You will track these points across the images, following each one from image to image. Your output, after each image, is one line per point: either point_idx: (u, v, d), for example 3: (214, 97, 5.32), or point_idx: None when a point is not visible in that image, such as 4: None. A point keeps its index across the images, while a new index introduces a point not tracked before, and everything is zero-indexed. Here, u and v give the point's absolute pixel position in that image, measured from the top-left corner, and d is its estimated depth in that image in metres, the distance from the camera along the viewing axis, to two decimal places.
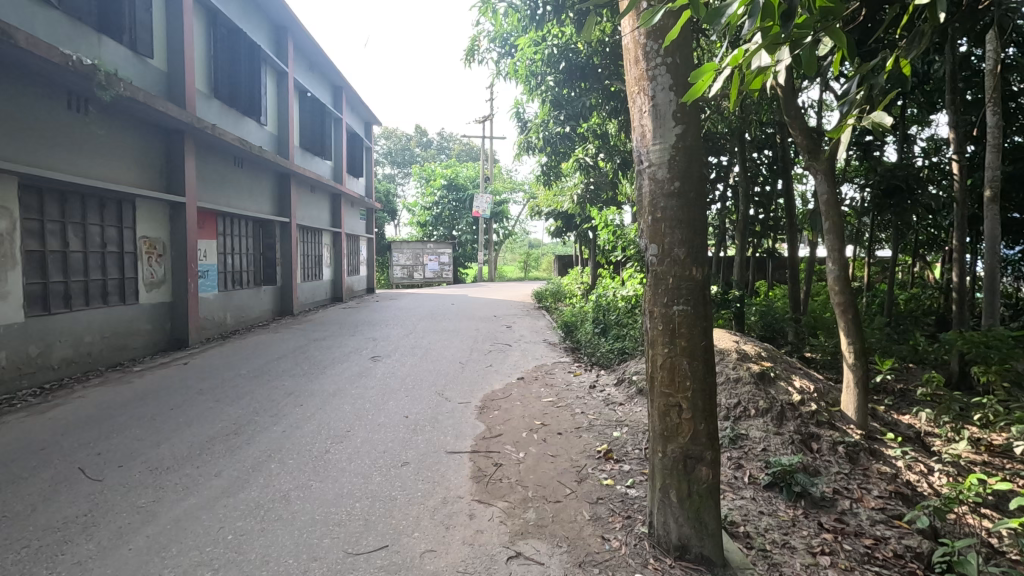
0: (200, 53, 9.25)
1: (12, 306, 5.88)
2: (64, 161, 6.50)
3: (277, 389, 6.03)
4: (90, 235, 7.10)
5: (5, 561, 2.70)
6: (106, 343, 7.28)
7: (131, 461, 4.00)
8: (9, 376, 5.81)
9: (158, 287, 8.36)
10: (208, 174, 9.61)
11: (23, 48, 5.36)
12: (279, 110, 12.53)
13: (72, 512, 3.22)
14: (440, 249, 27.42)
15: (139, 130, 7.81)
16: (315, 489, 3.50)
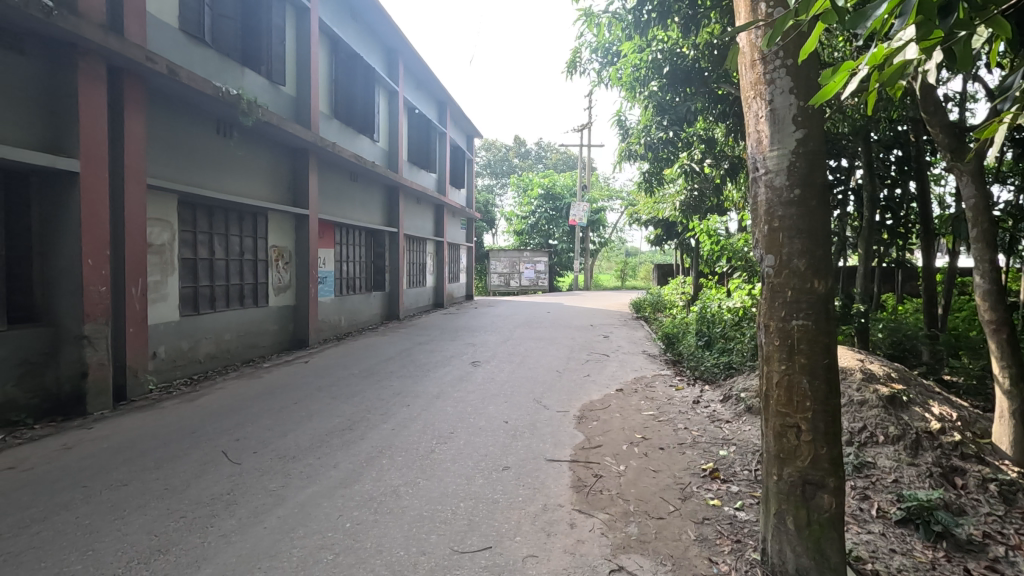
0: (324, 78, 10.16)
1: (170, 306, 6.77)
2: (212, 179, 7.40)
3: (386, 389, 6.43)
4: (231, 245, 8.00)
5: (167, 528, 3.12)
6: (242, 341, 8.17)
7: (264, 448, 4.45)
8: (167, 367, 6.71)
9: (284, 291, 9.24)
10: (328, 189, 10.49)
11: (184, 83, 6.21)
12: (390, 128, 13.40)
13: (216, 490, 3.64)
14: (536, 257, 27.74)
15: (272, 150, 8.72)
16: (422, 487, 3.68)
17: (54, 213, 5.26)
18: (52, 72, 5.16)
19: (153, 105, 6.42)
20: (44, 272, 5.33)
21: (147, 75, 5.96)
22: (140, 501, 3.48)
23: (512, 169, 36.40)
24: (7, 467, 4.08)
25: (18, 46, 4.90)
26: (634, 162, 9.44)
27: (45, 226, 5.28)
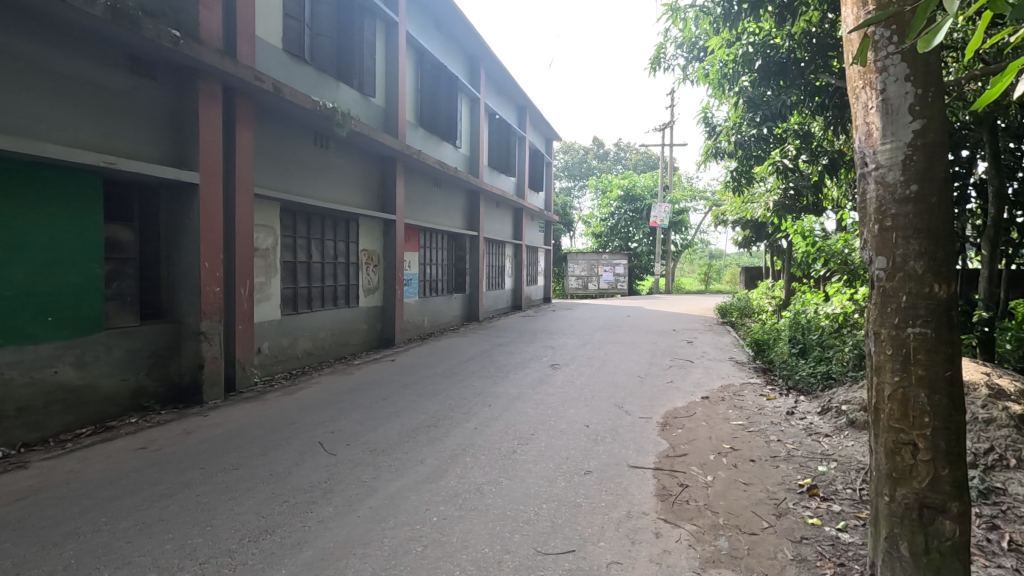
0: (411, 89, 10.60)
1: (273, 306, 7.33)
2: (310, 187, 7.92)
3: (467, 388, 6.59)
4: (326, 248, 8.53)
5: (273, 510, 3.38)
6: (335, 340, 8.68)
7: (356, 441, 4.70)
8: (270, 361, 7.27)
9: (372, 292, 9.71)
10: (413, 195, 10.93)
11: (286, 98, 6.71)
12: (472, 134, 13.73)
13: (314, 478, 3.89)
14: (615, 260, 27.31)
15: (363, 158, 9.21)
16: (505, 486, 3.74)
17: (178, 221, 5.86)
18: (177, 94, 5.75)
19: (261, 120, 6.98)
20: (169, 274, 5.93)
21: (255, 93, 6.49)
22: (249, 484, 3.79)
23: (591, 171, 36.12)
24: (139, 447, 4.60)
25: (151, 73, 5.48)
26: (721, 160, 9.06)
27: (170, 232, 5.88)
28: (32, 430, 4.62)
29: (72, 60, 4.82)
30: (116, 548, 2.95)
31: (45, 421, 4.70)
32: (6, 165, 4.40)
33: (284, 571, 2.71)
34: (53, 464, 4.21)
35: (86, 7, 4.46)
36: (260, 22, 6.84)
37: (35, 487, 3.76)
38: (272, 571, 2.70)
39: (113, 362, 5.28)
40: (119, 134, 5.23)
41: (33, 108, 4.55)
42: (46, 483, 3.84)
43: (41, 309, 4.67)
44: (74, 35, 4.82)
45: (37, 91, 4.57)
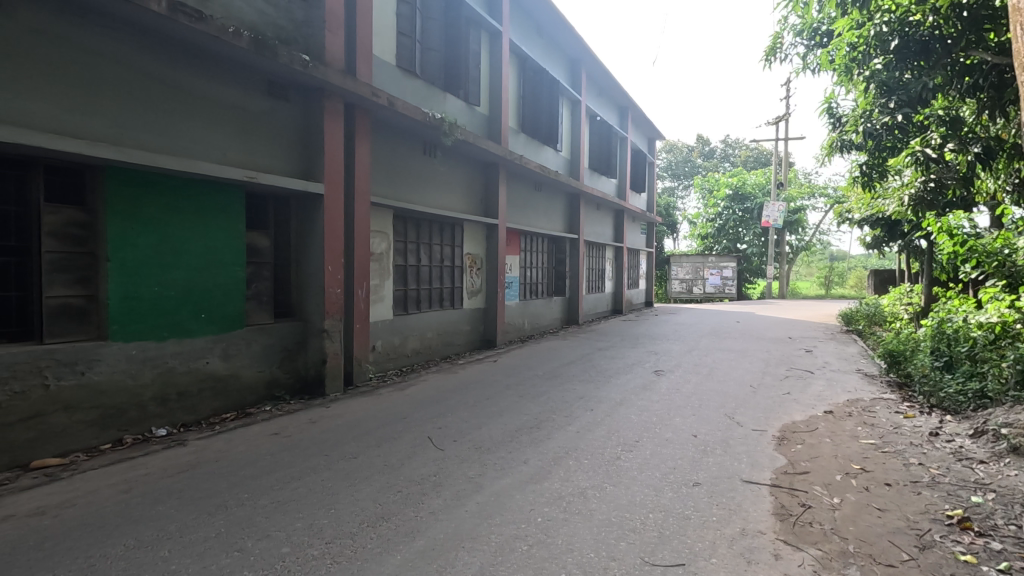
0: (513, 95, 10.82)
1: (386, 307, 7.80)
2: (420, 194, 8.34)
3: (569, 392, 6.59)
4: (434, 252, 8.94)
5: (388, 499, 3.60)
6: (441, 340, 9.06)
7: (462, 438, 4.87)
8: (383, 359, 7.75)
9: (475, 295, 10.02)
10: (515, 199, 11.14)
11: (400, 111, 7.13)
12: (573, 137, 13.73)
13: (425, 471, 4.09)
14: (723, 262, 25.91)
15: (468, 165, 9.55)
16: (610, 492, 3.69)
17: (306, 229, 6.44)
18: (306, 113, 6.33)
19: (377, 133, 7.47)
20: (298, 276, 6.53)
21: (373, 108, 6.98)
22: (366, 472, 4.08)
23: (697, 169, 34.58)
24: (273, 432, 5.10)
25: (284, 95, 6.07)
26: (847, 153, 8.28)
27: (299, 238, 6.48)
28: (189, 413, 5.29)
29: (224, 88, 5.46)
30: (257, 521, 3.30)
31: (198, 405, 5.37)
32: (172, 182, 5.08)
33: (399, 556, 2.88)
34: (205, 443, 4.79)
35: (234, 40, 5.04)
36: (377, 41, 7.33)
37: (192, 463, 4.30)
38: (389, 556, 2.88)
39: (251, 355, 5.90)
40: (259, 151, 5.84)
41: (193, 131, 5.20)
42: (200, 459, 4.38)
43: (196, 308, 5.33)
44: (226, 65, 5.46)
45: (197, 117, 5.21)
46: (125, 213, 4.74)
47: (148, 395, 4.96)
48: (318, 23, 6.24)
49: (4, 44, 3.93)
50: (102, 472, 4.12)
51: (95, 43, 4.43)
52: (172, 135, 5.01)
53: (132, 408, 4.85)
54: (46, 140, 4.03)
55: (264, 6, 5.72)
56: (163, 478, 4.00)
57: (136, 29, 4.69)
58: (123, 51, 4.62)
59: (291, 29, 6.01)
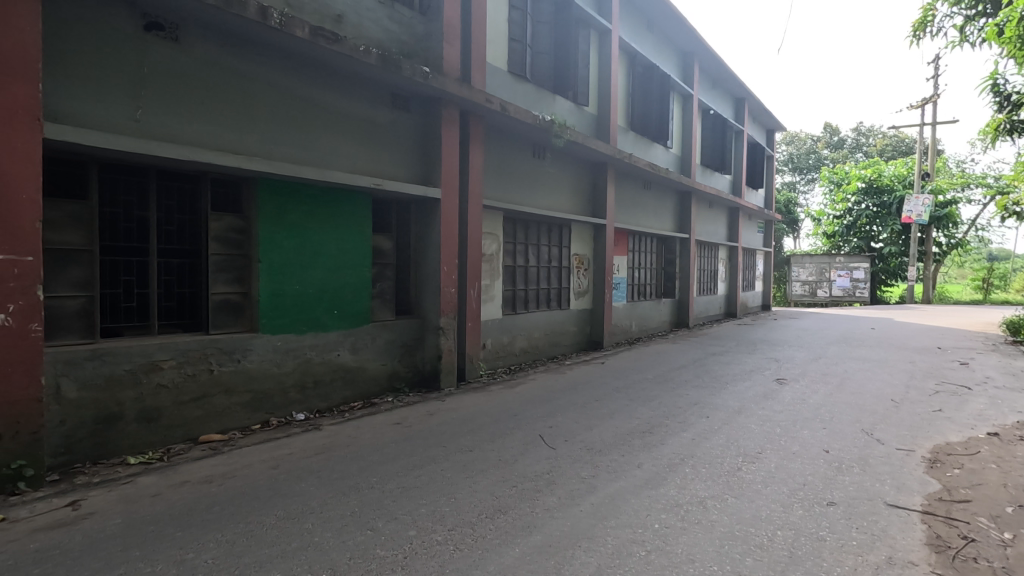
0: (622, 94, 10.64)
1: (496, 306, 8.01)
2: (529, 196, 8.47)
3: (682, 397, 6.35)
4: (542, 253, 9.04)
5: (504, 493, 3.70)
6: (548, 339, 9.14)
7: (573, 438, 4.88)
8: (492, 356, 7.97)
9: (582, 295, 9.99)
10: (624, 199, 10.95)
11: (512, 115, 7.29)
12: (684, 133, 13.22)
13: (538, 468, 4.16)
14: (853, 263, 23.57)
15: (576, 166, 9.55)
16: (731, 504, 3.51)
17: (424, 231, 6.80)
18: (425, 122, 6.69)
19: (490, 137, 7.70)
20: (416, 276, 6.92)
21: (486, 114, 7.20)
22: (482, 465, 4.23)
23: (822, 161, 31.77)
24: (396, 422, 5.46)
25: (407, 106, 6.47)
26: (1016, 137, 7.21)
27: (418, 240, 6.86)
28: (322, 400, 5.81)
29: (355, 102, 5.92)
30: (385, 504, 3.55)
31: (330, 393, 5.89)
32: (311, 191, 5.60)
33: (517, 550, 2.95)
34: (337, 429, 5.24)
35: (365, 58, 5.46)
36: (490, 49, 7.56)
37: (327, 446, 4.73)
38: (507, 548, 2.96)
39: (376, 349, 6.35)
40: (384, 160, 6.26)
41: (329, 143, 5.70)
42: (334, 443, 4.80)
43: (329, 305, 5.84)
44: (357, 82, 5.93)
45: (332, 130, 5.71)
46: (274, 219, 5.32)
47: (290, 382, 5.52)
48: (437, 36, 6.57)
49: (182, 75, 4.56)
50: (254, 449, 4.66)
51: (251, 70, 5.01)
52: (312, 148, 5.53)
53: (277, 393, 5.42)
54: (214, 158, 4.62)
55: (389, 24, 6.13)
56: (304, 458, 4.44)
57: (284, 54, 5.24)
58: (273, 74, 5.17)
59: (412, 44, 6.39)
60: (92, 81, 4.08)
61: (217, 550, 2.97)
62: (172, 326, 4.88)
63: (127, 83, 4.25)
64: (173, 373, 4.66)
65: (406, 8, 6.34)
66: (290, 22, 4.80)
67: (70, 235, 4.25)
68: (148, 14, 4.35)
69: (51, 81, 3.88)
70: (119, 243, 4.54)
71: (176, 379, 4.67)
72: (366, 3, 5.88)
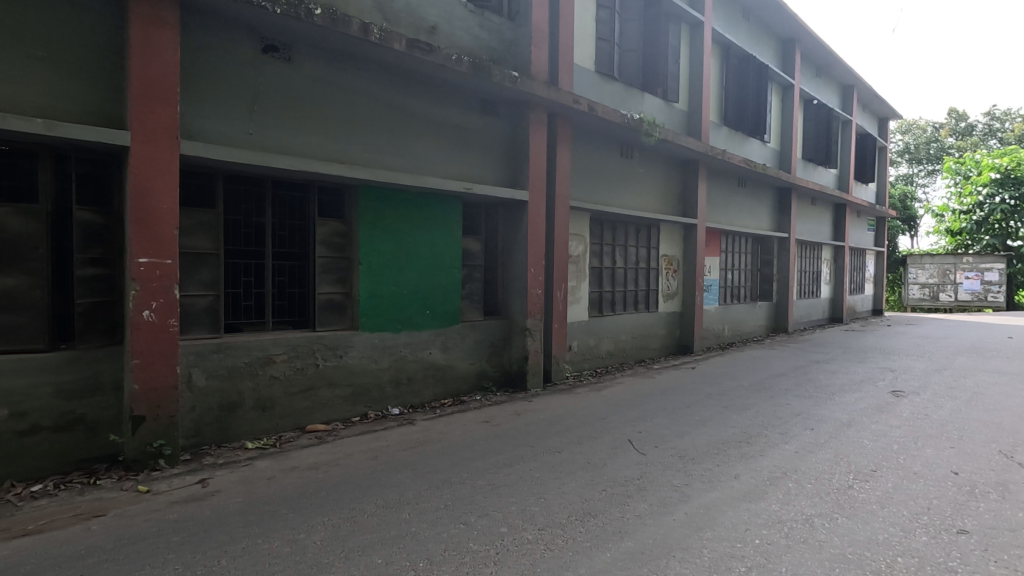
0: (715, 88, 10.18)
1: (582, 308, 7.96)
2: (617, 197, 8.35)
3: (782, 407, 5.96)
4: (629, 254, 8.87)
5: (593, 496, 3.67)
6: (635, 342, 8.95)
7: (664, 444, 4.75)
8: (578, 358, 7.92)
9: (672, 298, 9.69)
10: (716, 197, 10.49)
11: (599, 116, 7.22)
12: (782, 126, 12.42)
13: (628, 473, 4.08)
14: (985, 263, 21.00)
15: (666, 165, 9.30)
16: (842, 524, 3.25)
17: (511, 234, 6.90)
18: (513, 125, 6.79)
19: (577, 139, 7.67)
20: (503, 277, 7.04)
21: (573, 115, 7.19)
22: (570, 467, 4.22)
23: (945, 150, 28.62)
24: (485, 420, 5.58)
25: (495, 111, 6.61)
26: None
27: (506, 242, 6.97)
28: (415, 396, 6.07)
29: (447, 110, 6.13)
30: (476, 500, 3.65)
31: (423, 390, 6.13)
32: (406, 196, 5.88)
33: (609, 555, 2.91)
34: (429, 424, 5.45)
35: (457, 66, 5.64)
36: (577, 50, 7.53)
37: (421, 440, 4.93)
38: (598, 552, 2.93)
39: (465, 349, 6.53)
40: (474, 163, 6.43)
41: (423, 150, 5.94)
42: (427, 438, 5.00)
43: (422, 305, 6.09)
44: (449, 90, 6.14)
45: (426, 138, 5.95)
46: (373, 224, 5.63)
47: (386, 378, 5.82)
48: (525, 41, 6.64)
49: (294, 92, 4.95)
50: (355, 440, 4.96)
51: (354, 83, 5.34)
52: (407, 155, 5.80)
53: (374, 388, 5.73)
54: (320, 167, 4.96)
55: (479, 32, 6.28)
56: (400, 451, 4.66)
57: (383, 68, 5.54)
58: (373, 86, 5.48)
59: (501, 50, 6.51)
60: (220, 101, 4.53)
61: (324, 533, 3.19)
62: (284, 323, 5.30)
63: (247, 100, 4.68)
64: (284, 366, 5.06)
65: (495, 16, 6.47)
66: (388, 36, 5.07)
67: (200, 240, 4.75)
68: (266, 37, 4.76)
69: (186, 103, 4.35)
70: (240, 247, 5.00)
71: (287, 372, 5.08)
72: (458, 13, 6.07)
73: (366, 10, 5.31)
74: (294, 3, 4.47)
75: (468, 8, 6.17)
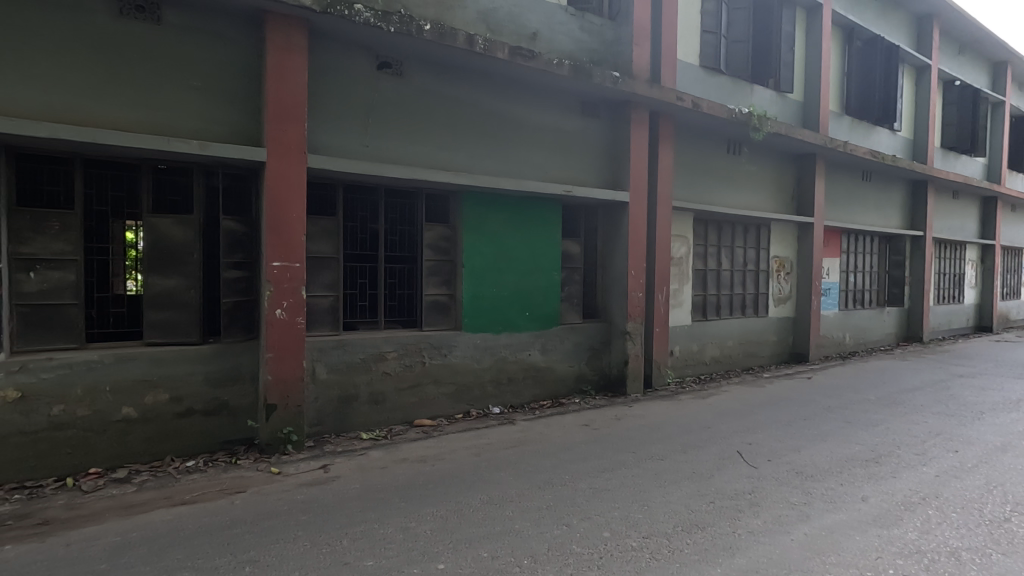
0: (835, 74, 9.37)
1: (685, 312, 7.67)
2: (723, 195, 7.96)
3: (917, 425, 5.36)
4: (737, 256, 8.41)
5: (701, 508, 3.52)
6: (743, 349, 8.46)
7: (778, 459, 4.45)
8: (681, 364, 7.64)
9: (784, 302, 9.05)
10: (837, 193, 9.65)
11: (705, 112, 6.92)
12: (916, 111, 11.17)
13: (738, 486, 3.87)
14: None
15: (777, 160, 8.71)
16: (999, 561, 2.86)
17: (611, 236, 6.82)
18: (613, 126, 6.71)
19: (680, 136, 7.41)
20: (603, 279, 6.97)
21: (676, 112, 6.96)
22: (675, 476, 4.08)
23: None
24: (584, 423, 5.55)
25: (595, 112, 6.57)
26: None
27: (605, 244, 6.90)
28: (515, 396, 6.18)
29: (547, 114, 6.19)
30: (578, 502, 3.64)
31: (522, 391, 6.23)
32: (507, 200, 6.01)
33: (720, 570, 2.79)
34: (529, 425, 5.53)
35: (558, 70, 5.67)
36: (681, 45, 7.28)
37: (522, 440, 5.01)
38: (709, 567, 2.81)
39: (564, 351, 6.54)
40: (573, 166, 6.44)
41: (524, 155, 6.05)
42: (527, 438, 5.07)
43: (522, 307, 6.19)
44: (549, 94, 6.19)
45: (527, 142, 6.05)
46: (476, 228, 5.82)
47: (487, 377, 5.98)
48: (627, 39, 6.53)
49: (405, 104, 5.25)
50: (459, 436, 5.15)
51: (459, 93, 5.56)
52: (508, 160, 5.93)
53: (477, 387, 5.91)
54: (428, 174, 5.21)
55: (580, 34, 6.28)
56: (501, 449, 4.77)
57: (486, 76, 5.71)
58: (477, 95, 5.67)
59: (602, 51, 6.46)
60: (340, 117, 4.91)
61: (433, 523, 3.34)
62: (394, 323, 5.62)
63: (364, 114, 5.03)
64: (395, 363, 5.38)
65: (596, 17, 6.43)
66: (492, 46, 5.22)
67: (323, 244, 5.17)
68: (381, 55, 5.10)
69: (312, 120, 4.77)
70: (357, 251, 5.38)
71: (397, 368, 5.38)
72: (559, 17, 6.12)
73: (471, 22, 5.52)
74: (406, 20, 4.75)
75: (569, 12, 6.19)
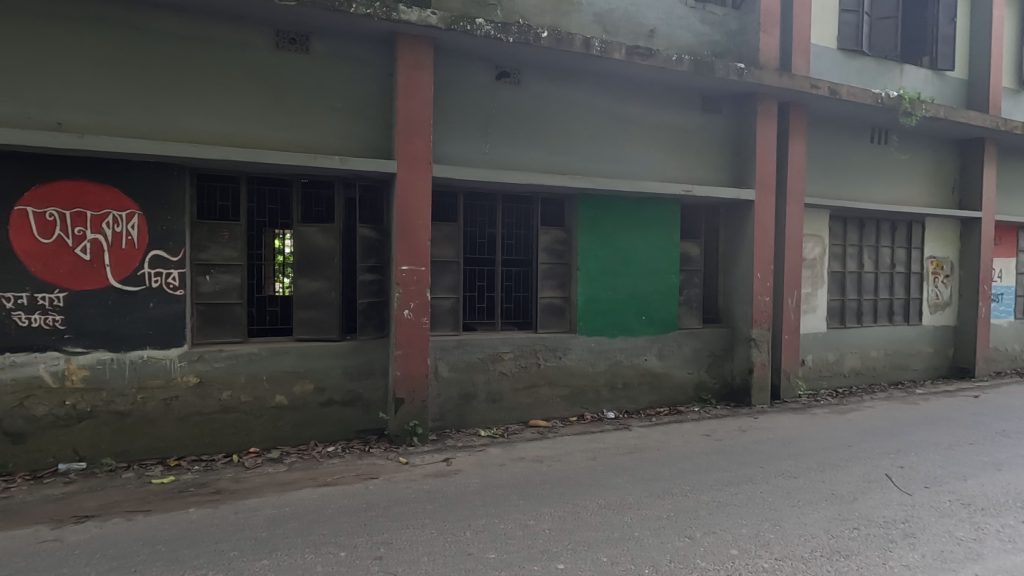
0: (1010, 45, 8.08)
1: (819, 318, 7.03)
2: (865, 190, 7.19)
3: None
4: (882, 256, 7.56)
5: (844, 534, 3.21)
6: (890, 361, 7.57)
7: (937, 486, 3.93)
8: (814, 375, 7.01)
9: (942, 309, 7.96)
10: (1012, 183, 8.30)
11: (844, 99, 6.29)
12: None
13: (888, 514, 3.48)
14: None
15: (934, 147, 7.69)
16: None
17: (734, 236, 6.44)
18: (737, 120, 6.34)
19: (814, 127, 6.82)
20: (725, 283, 6.61)
21: (810, 101, 6.42)
22: (810, 496, 3.76)
23: None
24: (705, 433, 5.30)
25: (717, 107, 6.26)
26: None
27: (728, 246, 6.54)
28: (630, 402, 6.06)
29: (665, 112, 6.01)
30: (701, 515, 3.49)
31: (638, 397, 6.09)
32: (623, 202, 5.92)
33: None
34: (645, 431, 5.39)
35: (677, 66, 5.48)
36: (816, 28, 6.70)
37: (638, 447, 4.90)
38: None
39: (682, 357, 6.29)
40: (693, 165, 6.18)
41: (640, 155, 5.92)
42: (644, 445, 4.95)
43: (638, 310, 6.05)
44: (667, 92, 6.01)
45: (643, 142, 5.92)
46: (591, 231, 5.79)
47: (602, 381, 5.92)
48: (753, 28, 6.15)
49: (522, 112, 5.38)
50: (573, 438, 5.16)
51: (576, 97, 5.58)
52: (625, 162, 5.84)
53: (591, 390, 5.88)
54: (544, 179, 5.29)
55: (700, 27, 6.03)
56: (617, 455, 4.70)
57: (602, 79, 5.68)
58: (593, 97, 5.65)
59: (725, 42, 6.15)
60: (461, 128, 5.16)
61: (552, 523, 3.39)
62: (511, 324, 5.77)
63: (483, 124, 5.24)
64: (511, 363, 5.52)
65: (718, 7, 6.13)
66: (609, 47, 5.17)
67: (445, 249, 5.45)
68: (500, 65, 5.27)
69: (436, 132, 5.05)
70: (476, 255, 5.61)
71: (513, 369, 5.52)
72: (678, 11, 5.92)
73: (587, 25, 5.52)
74: (525, 30, 4.87)
75: (689, 5, 5.97)
